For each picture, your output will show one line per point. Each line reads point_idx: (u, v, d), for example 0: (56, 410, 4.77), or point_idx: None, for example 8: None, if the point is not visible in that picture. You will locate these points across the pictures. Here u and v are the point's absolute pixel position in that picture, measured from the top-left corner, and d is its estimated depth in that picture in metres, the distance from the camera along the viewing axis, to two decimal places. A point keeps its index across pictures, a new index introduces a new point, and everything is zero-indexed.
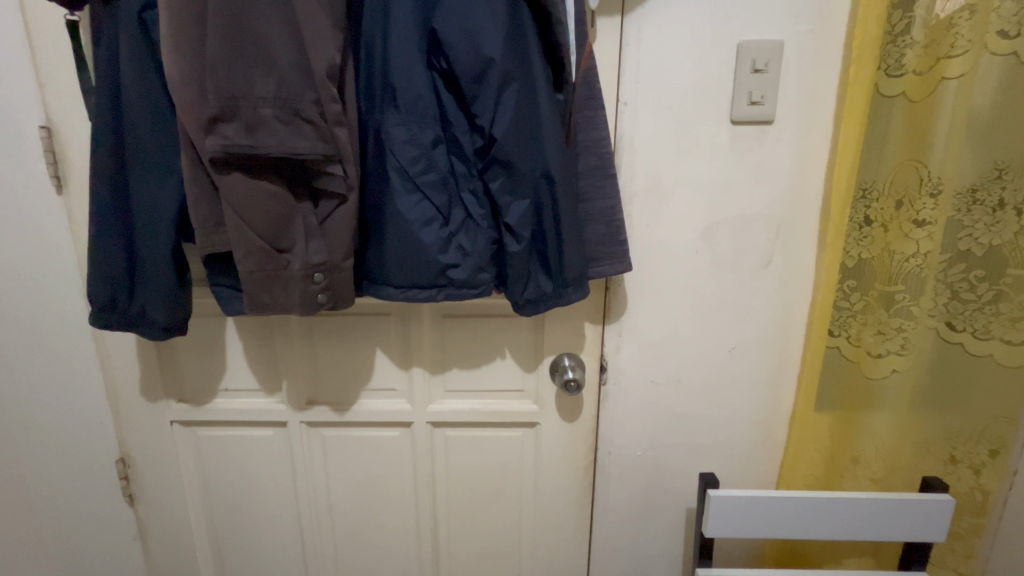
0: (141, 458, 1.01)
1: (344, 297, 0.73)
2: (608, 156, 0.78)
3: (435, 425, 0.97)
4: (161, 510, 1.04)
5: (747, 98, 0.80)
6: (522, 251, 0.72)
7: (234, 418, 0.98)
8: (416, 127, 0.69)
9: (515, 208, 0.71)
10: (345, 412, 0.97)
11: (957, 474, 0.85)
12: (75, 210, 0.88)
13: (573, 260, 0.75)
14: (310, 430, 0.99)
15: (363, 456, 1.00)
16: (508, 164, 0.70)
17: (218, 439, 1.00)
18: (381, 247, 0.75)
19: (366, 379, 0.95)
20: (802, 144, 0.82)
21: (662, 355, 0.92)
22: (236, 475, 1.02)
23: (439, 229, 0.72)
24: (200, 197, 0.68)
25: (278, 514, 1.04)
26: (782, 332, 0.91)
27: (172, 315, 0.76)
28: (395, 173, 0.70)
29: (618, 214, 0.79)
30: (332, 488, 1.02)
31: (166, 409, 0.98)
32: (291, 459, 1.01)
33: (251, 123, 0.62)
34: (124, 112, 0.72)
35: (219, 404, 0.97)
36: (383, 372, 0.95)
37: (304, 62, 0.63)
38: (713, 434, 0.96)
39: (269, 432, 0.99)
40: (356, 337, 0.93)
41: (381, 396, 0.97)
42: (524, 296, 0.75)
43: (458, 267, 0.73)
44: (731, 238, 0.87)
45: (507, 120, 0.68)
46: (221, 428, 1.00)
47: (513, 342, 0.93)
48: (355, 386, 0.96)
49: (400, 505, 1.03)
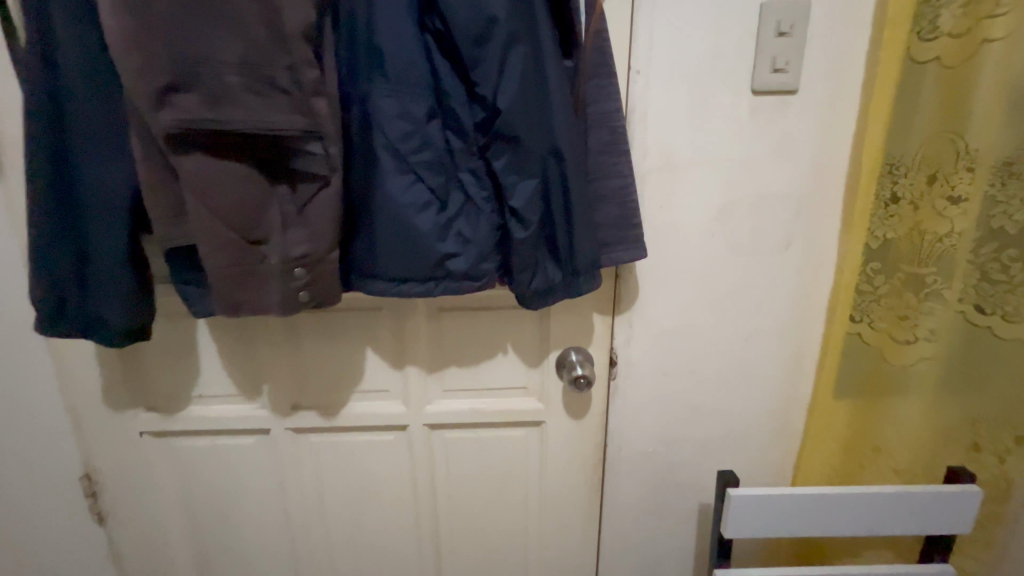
0: (109, 473, 0.91)
1: (330, 293, 0.64)
2: (621, 129, 0.70)
3: (432, 427, 0.90)
4: (135, 527, 0.95)
5: (770, 65, 0.73)
6: (530, 238, 0.65)
7: (210, 427, 0.89)
8: (409, 98, 0.61)
9: (521, 191, 0.64)
10: (333, 417, 0.89)
11: (980, 462, 0.81)
12: (15, 199, 0.77)
13: (584, 247, 0.68)
14: (296, 437, 0.91)
15: (355, 462, 0.93)
16: (514, 140, 0.62)
17: (195, 449, 0.91)
18: (369, 236, 0.66)
19: (356, 380, 0.87)
20: (827, 116, 0.76)
21: (675, 347, 0.86)
22: (216, 487, 0.94)
23: (437, 215, 0.64)
24: (157, 180, 0.58)
25: (265, 527, 0.96)
26: (802, 318, 0.86)
27: (131, 318, 0.67)
28: (385, 152, 0.62)
29: (632, 195, 0.72)
30: (323, 496, 0.95)
31: (134, 418, 0.89)
32: (277, 468, 0.93)
33: (213, 92, 0.52)
34: (62, 88, 0.61)
35: (194, 412, 0.89)
36: (374, 373, 0.87)
37: (273, 19, 0.53)
38: (728, 426, 0.91)
39: (251, 440, 0.91)
40: (343, 336, 0.85)
41: (373, 398, 0.89)
42: (531, 288, 0.68)
43: (458, 256, 0.66)
44: (750, 218, 0.80)
45: (512, 89, 0.60)
46: (197, 437, 0.91)
47: (516, 337, 0.85)
48: (344, 388, 0.88)
49: (396, 512, 0.96)
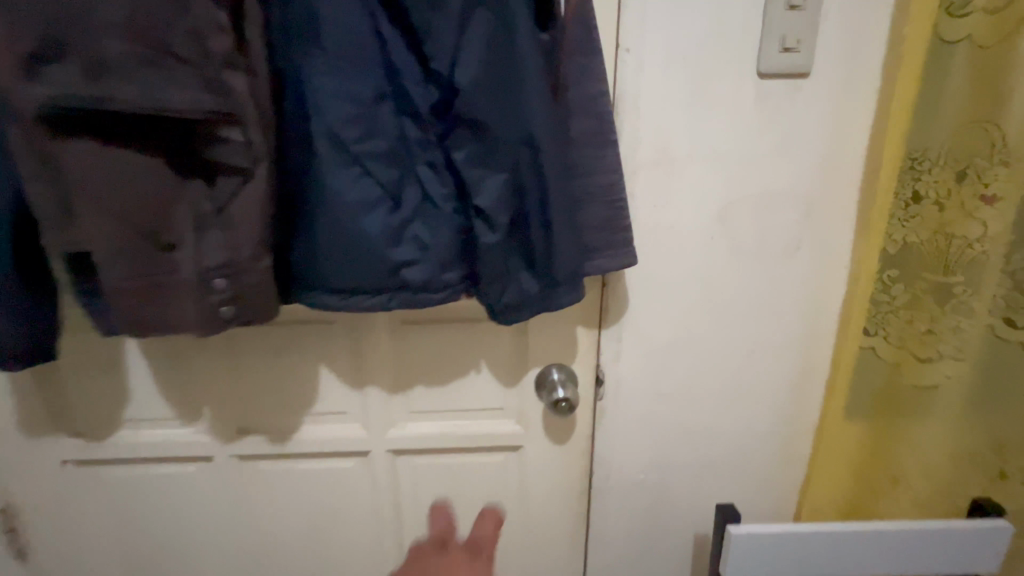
0: (30, 505, 0.81)
1: (261, 310, 0.54)
2: (608, 117, 0.61)
3: (397, 453, 0.80)
4: (63, 565, 0.84)
5: (779, 44, 0.64)
6: (499, 242, 0.55)
7: (144, 455, 0.79)
8: (352, 76, 0.51)
9: (489, 187, 0.53)
10: (284, 443, 0.79)
11: (1006, 490, 0.73)
12: None
13: (564, 252, 0.58)
14: (243, 464, 0.80)
15: (311, 492, 0.83)
16: (478, 126, 0.52)
17: (127, 480, 0.80)
18: (309, 241, 0.56)
19: (309, 402, 0.77)
20: (842, 103, 0.67)
21: (669, 363, 0.77)
22: (154, 521, 0.83)
23: (389, 216, 0.54)
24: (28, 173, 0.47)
25: (212, 563, 0.86)
26: (810, 331, 0.77)
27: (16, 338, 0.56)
28: (324, 140, 0.52)
29: (619, 193, 0.62)
30: (275, 530, 0.85)
31: (55, 445, 0.78)
32: (222, 499, 0.82)
33: (94, 62, 0.43)
34: None
35: (125, 438, 0.78)
36: (330, 393, 0.77)
37: None
38: (727, 450, 0.82)
39: (191, 469, 0.80)
40: (294, 352, 0.75)
41: (329, 421, 0.79)
42: (502, 300, 0.59)
43: (415, 264, 0.56)
44: (754, 220, 0.71)
45: (474, 64, 0.50)
46: (128, 466, 0.80)
47: (491, 353, 0.76)
48: (296, 411, 0.77)
49: (359, 546, 0.86)
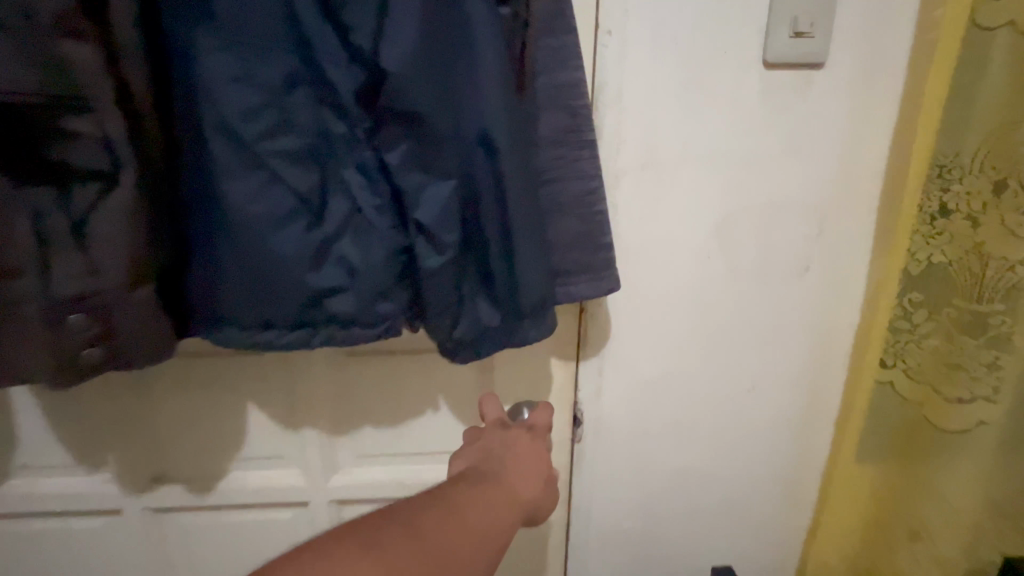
0: None
1: (138, 352, 0.43)
2: (584, 113, 0.50)
3: (343, 502, 0.69)
4: None
5: (789, 27, 0.53)
6: (446, 266, 0.44)
7: (38, 508, 0.66)
8: (254, 55, 0.40)
9: (432, 198, 0.42)
10: (207, 493, 0.67)
11: None
12: None
13: (530, 277, 0.46)
14: (160, 517, 0.68)
15: (243, 547, 0.70)
16: (415, 119, 0.41)
17: (18, 538, 0.68)
18: (212, 262, 0.45)
19: (237, 446, 0.65)
20: (860, 100, 0.57)
21: (657, 400, 0.67)
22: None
23: (307, 232, 0.43)
24: None
25: None
26: (818, 362, 0.67)
27: None
28: (220, 136, 0.41)
29: (599, 205, 0.51)
30: None
31: None
32: (137, 558, 0.70)
33: None
34: None
35: (16, 488, 0.66)
36: (261, 435, 0.65)
37: None
38: (724, 496, 0.72)
39: (99, 523, 0.68)
40: (217, 388, 0.63)
41: (261, 467, 0.67)
42: (453, 336, 0.47)
43: (342, 292, 0.45)
44: (757, 235, 0.61)
45: (407, 39, 0.39)
46: (22, 521, 0.67)
47: (450, 388, 0.65)
48: (220, 456, 0.66)
49: None
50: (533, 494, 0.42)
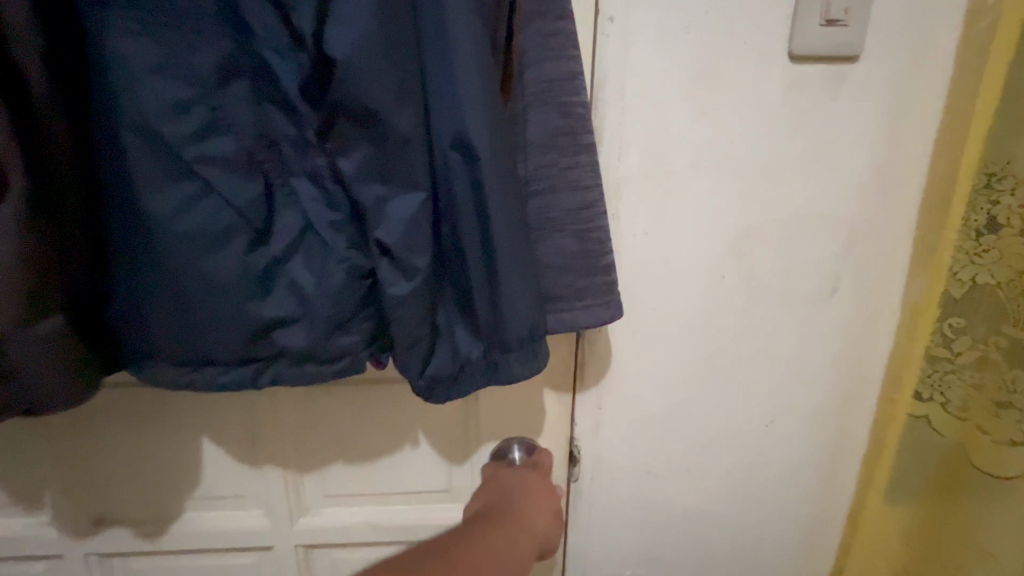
0: None
1: (39, 394, 0.35)
2: (580, 112, 0.43)
3: (311, 547, 0.62)
4: None
5: (820, 15, 0.46)
6: (413, 294, 0.37)
7: None
8: (175, 38, 0.33)
9: (396, 213, 0.35)
10: (159, 537, 0.60)
11: None
12: None
13: (516, 306, 0.39)
14: (107, 562, 0.61)
15: None
16: (371, 117, 0.33)
17: None
18: (134, 289, 0.38)
19: (190, 486, 0.58)
20: (897, 99, 0.50)
21: (663, 436, 0.60)
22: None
23: (247, 253, 0.36)
24: None
25: None
26: (844, 393, 0.60)
27: None
28: (136, 138, 0.34)
29: (598, 219, 0.44)
30: None
31: None
32: None
33: None
34: None
35: None
36: (218, 474, 0.58)
37: None
38: (737, 540, 0.65)
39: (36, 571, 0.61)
40: (161, 421, 0.56)
41: (219, 509, 0.60)
42: (425, 375, 0.40)
43: (291, 324, 0.37)
44: (777, 252, 0.54)
45: (357, 17, 0.31)
46: None
47: (430, 423, 0.58)
48: (172, 497, 0.59)
49: None
50: (536, 522, 0.47)
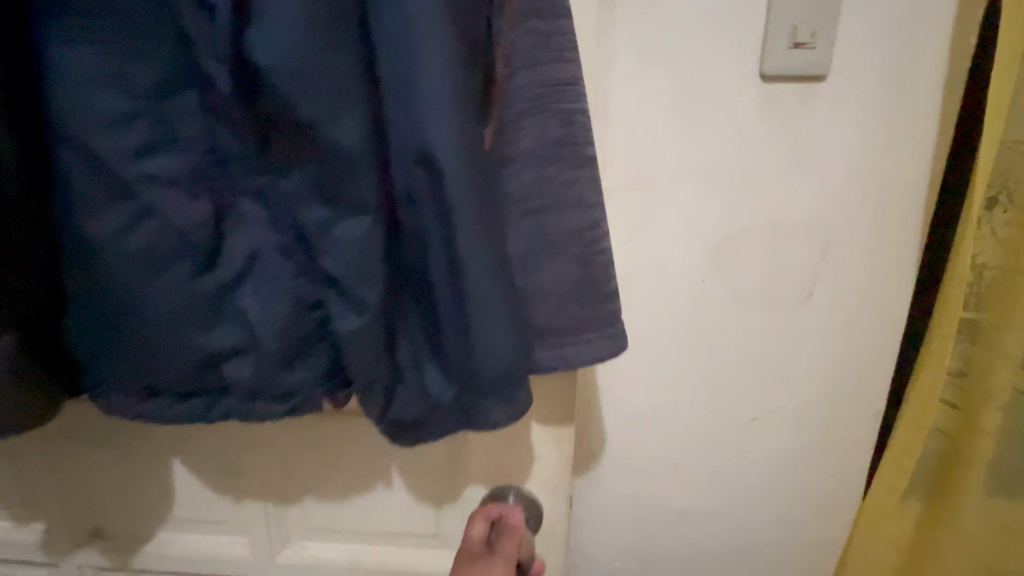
0: None
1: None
2: (581, 120, 0.40)
3: None
4: None
5: (789, 37, 0.48)
6: (364, 329, 0.35)
7: None
8: (126, 56, 0.32)
9: (345, 239, 0.34)
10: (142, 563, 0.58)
11: None
12: None
13: (493, 343, 0.35)
14: None
15: None
16: (319, 145, 0.33)
17: None
18: (77, 313, 0.36)
19: (170, 509, 0.56)
20: (870, 111, 0.51)
21: (652, 434, 0.62)
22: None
23: (195, 281, 0.35)
24: None
25: None
26: (828, 397, 0.60)
27: None
28: (76, 157, 0.32)
29: (599, 241, 0.41)
30: None
31: None
32: None
33: None
34: None
35: None
36: (198, 502, 0.56)
37: None
38: (725, 536, 0.67)
39: None
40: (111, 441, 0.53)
41: (200, 539, 0.57)
42: (383, 410, 0.39)
43: (239, 355, 0.37)
44: (758, 260, 0.55)
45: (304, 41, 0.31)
46: None
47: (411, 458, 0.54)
48: (152, 521, 0.56)
49: None
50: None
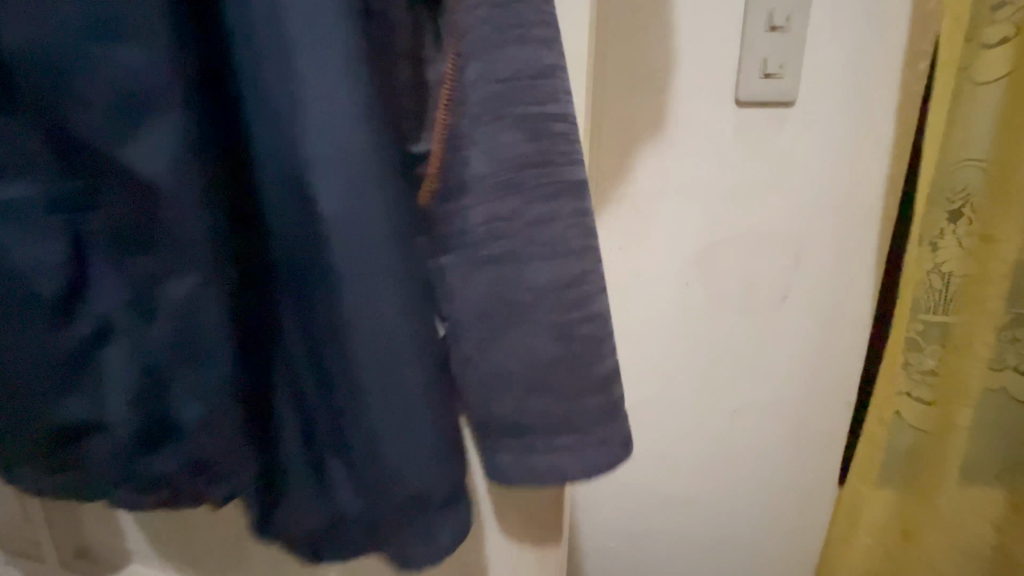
0: None
1: None
2: (553, 128, 0.29)
3: None
4: None
5: (760, 69, 0.47)
6: (233, 413, 0.28)
7: None
8: None
9: (179, 307, 0.26)
10: None
11: None
12: None
13: (403, 432, 0.28)
14: None
15: None
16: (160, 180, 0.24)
17: None
18: None
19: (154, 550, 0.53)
20: (843, 132, 0.50)
21: (637, 434, 0.62)
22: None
23: (33, 344, 0.27)
24: None
25: None
26: (807, 400, 0.60)
27: None
28: None
29: (589, 301, 0.30)
30: None
31: None
32: None
33: None
34: None
35: None
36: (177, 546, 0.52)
37: None
38: (717, 544, 0.67)
39: None
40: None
41: None
42: (269, 486, 0.33)
43: (95, 433, 0.29)
44: (736, 269, 0.55)
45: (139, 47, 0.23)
46: None
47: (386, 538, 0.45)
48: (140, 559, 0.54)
49: None
50: None
